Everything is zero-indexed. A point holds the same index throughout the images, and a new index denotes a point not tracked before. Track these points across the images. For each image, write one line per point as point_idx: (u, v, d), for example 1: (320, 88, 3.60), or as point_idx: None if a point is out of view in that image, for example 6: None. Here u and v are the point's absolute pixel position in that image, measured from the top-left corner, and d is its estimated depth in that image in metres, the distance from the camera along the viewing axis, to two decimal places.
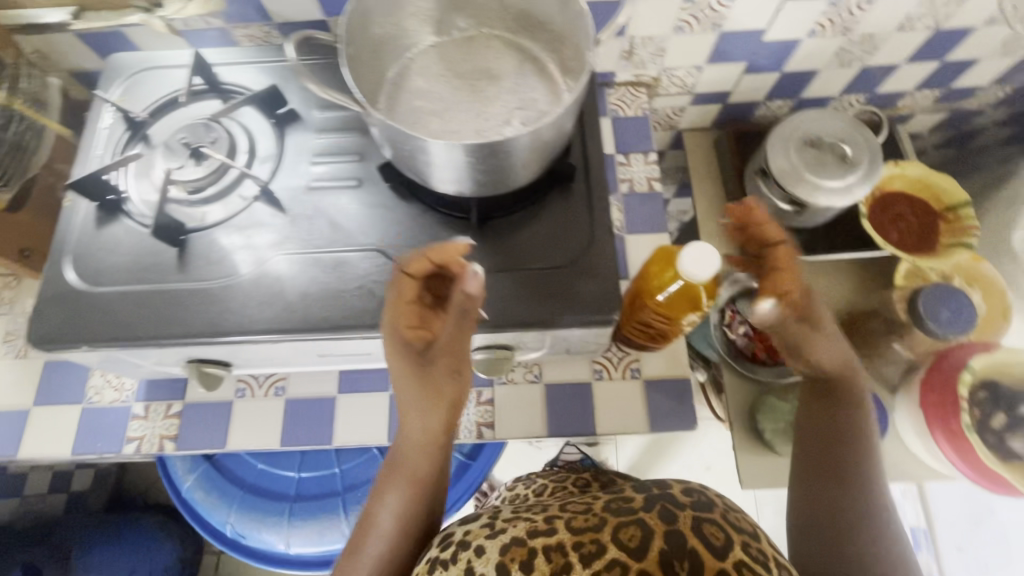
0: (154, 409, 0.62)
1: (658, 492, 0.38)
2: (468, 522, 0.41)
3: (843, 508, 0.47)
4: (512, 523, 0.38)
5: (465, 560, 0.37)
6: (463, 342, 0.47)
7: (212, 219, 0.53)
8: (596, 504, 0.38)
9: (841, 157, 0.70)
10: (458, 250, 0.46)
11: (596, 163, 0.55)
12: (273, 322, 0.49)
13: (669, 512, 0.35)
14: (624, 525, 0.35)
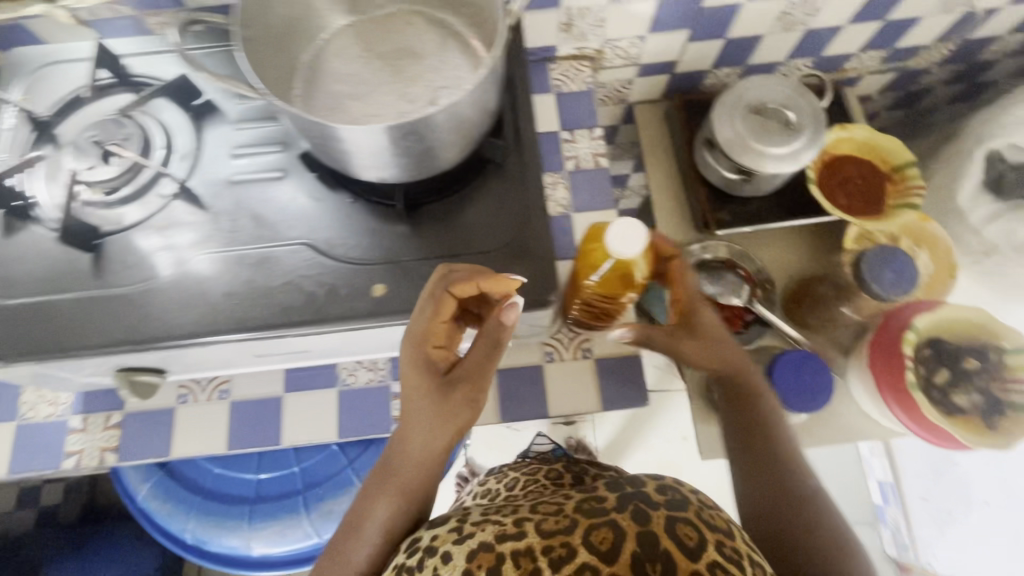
0: (92, 421, 0.60)
1: (632, 492, 0.40)
2: (435, 526, 0.42)
3: (793, 499, 0.49)
4: (479, 528, 0.39)
5: (432, 567, 0.38)
6: (485, 373, 0.46)
7: (129, 220, 0.51)
8: (566, 507, 0.40)
9: (784, 123, 0.69)
10: (507, 286, 0.47)
11: (529, 142, 0.53)
12: (197, 325, 0.47)
13: (641, 513, 0.38)
14: (595, 528, 0.37)
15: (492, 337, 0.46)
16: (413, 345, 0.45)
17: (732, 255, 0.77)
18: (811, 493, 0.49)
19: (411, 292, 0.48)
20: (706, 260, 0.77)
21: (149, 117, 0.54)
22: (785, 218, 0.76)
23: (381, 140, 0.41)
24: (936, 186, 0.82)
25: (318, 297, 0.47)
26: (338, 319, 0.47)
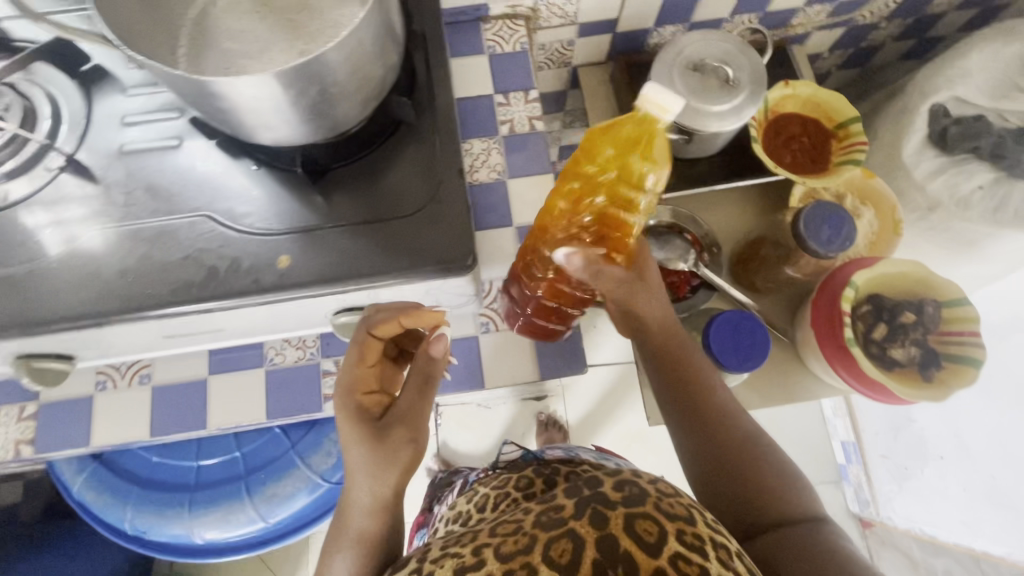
0: (5, 413, 0.57)
1: (589, 494, 0.38)
2: (397, 569, 0.41)
3: (752, 477, 0.51)
4: (438, 565, 0.38)
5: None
6: (420, 410, 0.48)
7: (14, 196, 0.47)
8: (524, 522, 0.38)
9: (724, 78, 0.67)
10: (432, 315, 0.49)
11: (444, 100, 0.50)
12: (91, 304, 0.44)
13: (599, 515, 0.36)
14: (553, 542, 0.36)
15: (424, 373, 0.49)
16: (344, 396, 0.48)
17: (677, 219, 0.76)
18: (773, 466, 0.51)
19: (320, 261, 0.45)
20: (652, 226, 0.75)
21: (32, 86, 0.50)
22: (729, 178, 0.75)
23: (265, 96, 0.38)
24: (884, 142, 0.81)
25: (219, 270, 0.45)
26: (241, 293, 0.44)
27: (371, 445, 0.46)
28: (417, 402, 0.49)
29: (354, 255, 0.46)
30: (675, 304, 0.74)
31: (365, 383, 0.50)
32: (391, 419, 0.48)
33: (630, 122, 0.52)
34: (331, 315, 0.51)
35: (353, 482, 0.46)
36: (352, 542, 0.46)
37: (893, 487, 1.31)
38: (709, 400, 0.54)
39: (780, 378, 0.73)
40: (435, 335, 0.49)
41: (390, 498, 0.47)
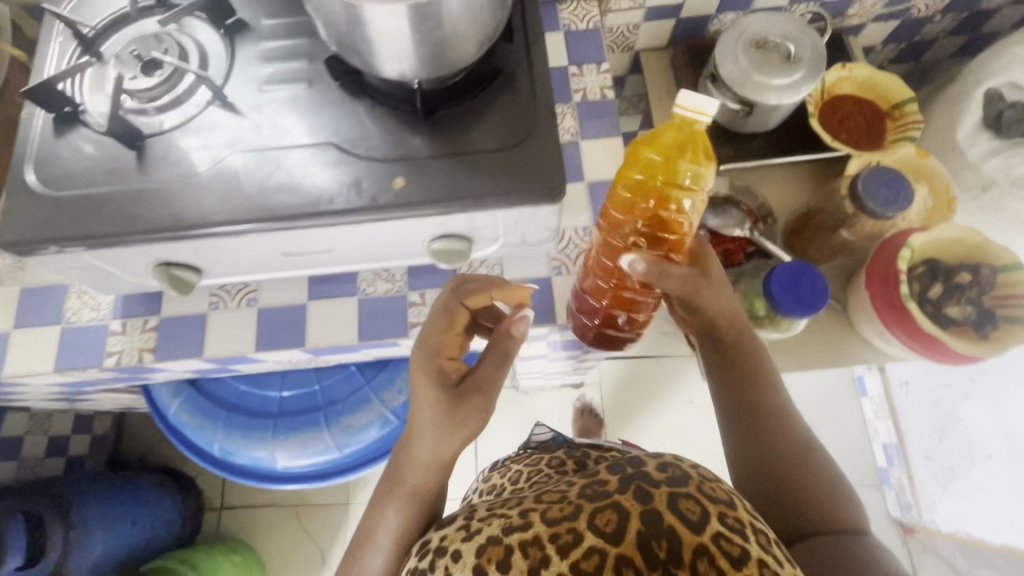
0: (131, 325, 0.65)
1: (634, 472, 0.41)
2: (444, 527, 0.46)
3: (803, 483, 0.54)
4: (485, 524, 0.42)
5: (443, 566, 0.41)
6: (492, 384, 0.57)
7: (168, 125, 0.55)
8: (569, 493, 0.41)
9: (786, 55, 0.71)
10: (525, 292, 0.61)
11: (540, 54, 0.56)
12: (231, 213, 0.51)
13: (643, 491, 0.38)
14: (598, 512, 0.38)
15: (502, 348, 0.59)
16: (429, 356, 0.57)
17: (733, 191, 0.80)
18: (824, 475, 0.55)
19: (429, 184, 0.52)
20: (709, 196, 0.79)
21: (185, 35, 0.58)
22: (786, 152, 0.78)
23: (400, 26, 0.44)
24: (938, 126, 0.83)
25: (343, 188, 0.52)
26: (361, 208, 0.51)
27: (446, 405, 0.54)
28: (492, 374, 0.57)
29: (459, 179, 0.52)
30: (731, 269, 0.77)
31: (449, 350, 0.58)
32: (468, 385, 0.56)
33: (671, 131, 0.55)
34: (427, 242, 0.57)
35: (423, 441, 0.55)
36: (404, 496, 0.55)
37: (936, 489, 1.30)
38: (758, 397, 0.59)
39: (833, 342, 0.75)
40: (517, 317, 0.58)
41: (449, 461, 0.56)
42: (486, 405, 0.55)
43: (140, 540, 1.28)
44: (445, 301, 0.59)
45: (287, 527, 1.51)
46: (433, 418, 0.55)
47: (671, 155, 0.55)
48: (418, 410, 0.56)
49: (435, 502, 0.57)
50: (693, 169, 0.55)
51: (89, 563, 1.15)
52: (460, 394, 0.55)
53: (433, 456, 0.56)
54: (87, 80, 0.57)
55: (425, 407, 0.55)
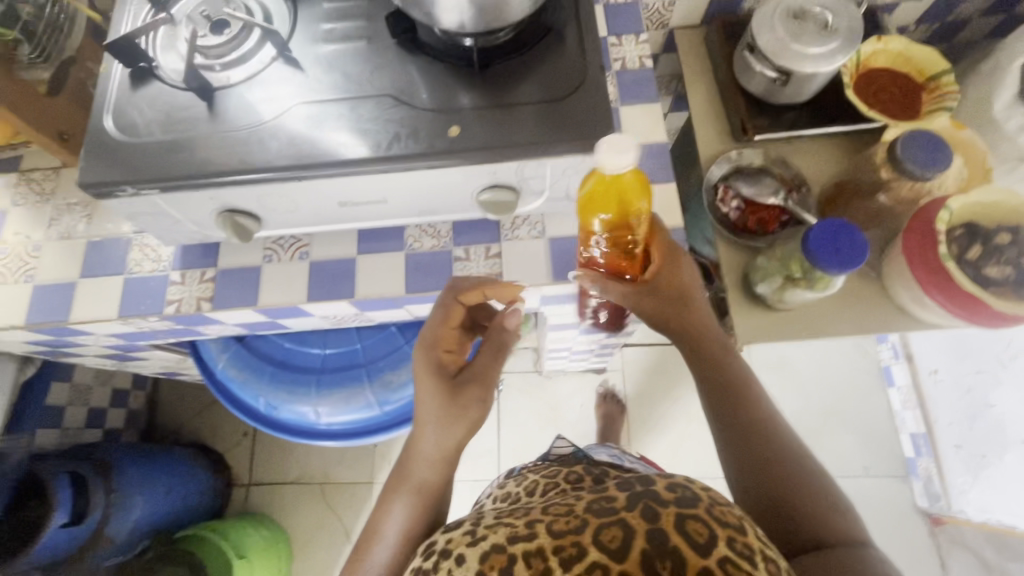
0: (190, 276, 0.68)
1: (642, 491, 0.41)
2: (449, 530, 0.45)
3: (799, 500, 0.55)
4: (492, 531, 0.41)
5: (446, 569, 0.41)
6: (491, 373, 0.62)
7: (235, 79, 0.58)
8: (575, 508, 0.42)
9: (824, 24, 0.72)
10: (515, 290, 0.64)
11: (588, 14, 0.59)
12: (294, 159, 0.54)
13: (651, 510, 0.39)
14: (604, 527, 0.38)
15: (498, 341, 0.64)
16: (428, 348, 0.62)
17: (767, 161, 0.82)
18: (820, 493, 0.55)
19: (483, 132, 0.54)
20: (743, 167, 0.82)
21: None
22: (821, 122, 0.79)
23: None
24: (973, 101, 0.84)
25: (401, 136, 0.54)
26: (418, 154, 0.54)
27: (445, 394, 0.59)
28: (488, 366, 0.62)
29: (512, 128, 0.54)
30: (764, 237, 0.79)
31: (446, 343, 0.63)
32: (464, 373, 0.61)
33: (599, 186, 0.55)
34: (476, 193, 0.60)
35: (427, 432, 0.59)
36: (409, 490, 0.59)
37: (967, 478, 1.27)
38: (753, 414, 0.60)
39: (868, 309, 0.75)
40: (511, 311, 0.66)
41: (451, 453, 0.60)
42: (485, 390, 0.61)
43: (174, 508, 1.31)
44: (441, 299, 0.62)
45: (311, 505, 1.52)
46: (432, 408, 0.59)
47: (603, 202, 0.56)
48: (420, 400, 0.61)
49: (440, 499, 0.60)
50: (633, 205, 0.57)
51: (128, 524, 1.20)
52: (457, 382, 0.60)
53: (437, 448, 0.59)
54: (159, 38, 0.60)
55: (426, 398, 0.60)
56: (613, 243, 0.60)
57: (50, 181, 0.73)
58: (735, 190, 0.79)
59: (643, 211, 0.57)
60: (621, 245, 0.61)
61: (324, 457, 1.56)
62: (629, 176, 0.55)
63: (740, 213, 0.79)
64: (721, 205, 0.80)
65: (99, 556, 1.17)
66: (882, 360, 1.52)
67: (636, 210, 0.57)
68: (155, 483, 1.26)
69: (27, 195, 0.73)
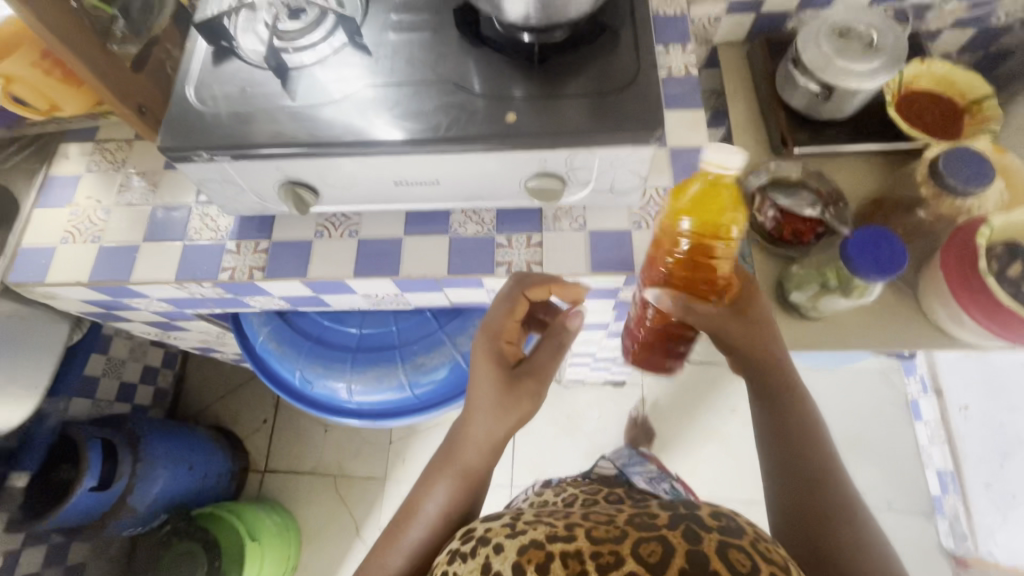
0: (245, 245, 0.71)
1: (685, 515, 0.47)
2: (488, 521, 0.52)
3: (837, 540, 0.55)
4: (532, 527, 0.48)
5: (485, 555, 0.47)
6: (547, 370, 0.65)
7: (308, 61, 0.62)
8: (615, 519, 0.48)
9: (868, 43, 0.74)
10: (580, 291, 0.65)
11: (642, 17, 0.62)
12: (357, 135, 0.57)
13: (692, 532, 0.44)
14: (643, 541, 0.43)
15: (557, 340, 0.67)
16: (488, 336, 0.65)
17: (806, 174, 0.82)
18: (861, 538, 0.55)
19: (537, 122, 0.57)
20: (780, 179, 0.82)
21: None
22: (862, 139, 0.80)
23: None
24: None
25: (459, 120, 0.58)
26: (475, 137, 0.57)
27: (500, 384, 0.62)
28: (546, 364, 0.65)
29: (563, 119, 0.57)
30: (798, 248, 0.80)
31: (507, 334, 0.65)
32: (523, 366, 0.64)
33: (698, 183, 0.61)
34: (525, 180, 0.62)
35: (478, 419, 0.62)
36: (453, 477, 0.62)
37: (996, 518, 1.23)
38: (805, 449, 0.61)
39: (902, 325, 0.75)
40: (575, 312, 0.69)
41: (496, 444, 0.63)
42: (538, 389, 0.64)
43: (194, 486, 1.34)
44: (507, 291, 0.64)
45: (324, 497, 1.53)
46: (487, 397, 0.62)
47: (704, 208, 0.60)
48: (477, 386, 0.64)
49: (479, 490, 0.64)
50: (726, 216, 0.60)
51: (149, 497, 1.22)
52: (513, 373, 0.63)
53: (486, 435, 0.62)
54: (240, 20, 0.65)
55: (482, 386, 0.63)
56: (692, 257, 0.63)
57: (123, 151, 0.79)
58: (771, 200, 0.80)
59: (731, 223, 0.61)
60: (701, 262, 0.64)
61: (340, 450, 1.57)
62: (728, 184, 0.60)
63: (776, 223, 0.80)
64: (758, 215, 0.81)
65: (121, 526, 1.20)
66: (909, 394, 1.48)
67: (726, 222, 0.61)
68: (178, 460, 1.29)
69: (100, 162, 0.78)
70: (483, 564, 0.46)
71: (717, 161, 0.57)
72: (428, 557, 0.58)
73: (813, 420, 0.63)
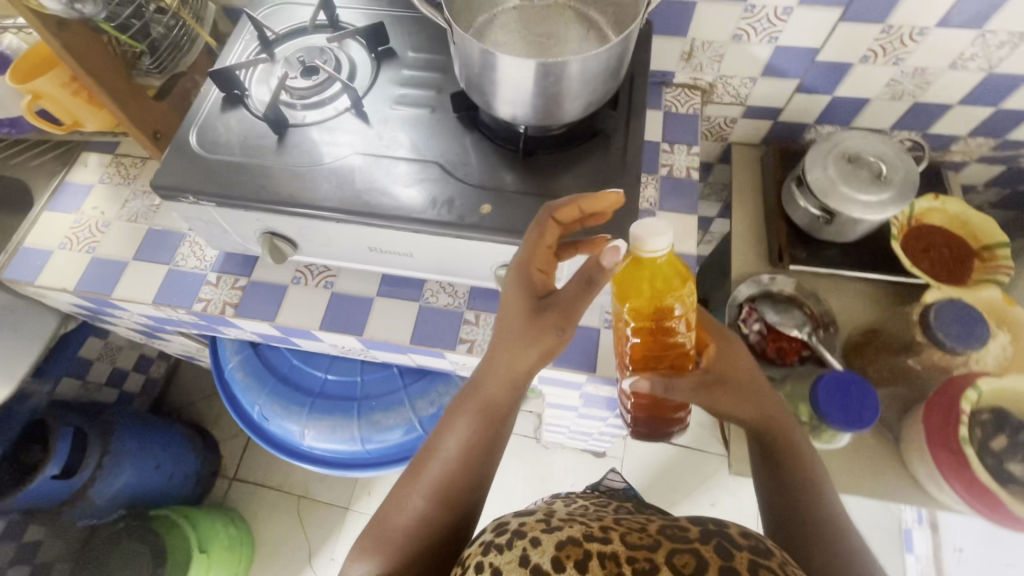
0: (224, 280, 0.73)
1: (715, 529, 0.43)
2: (522, 516, 0.47)
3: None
4: (568, 525, 0.44)
5: (520, 548, 0.42)
6: (580, 305, 0.51)
7: (309, 120, 0.64)
8: (649, 528, 0.44)
9: (877, 175, 0.72)
10: (609, 202, 0.52)
11: (637, 125, 0.62)
12: (339, 202, 0.58)
13: (725, 548, 0.40)
14: (679, 552, 0.40)
15: (586, 276, 0.50)
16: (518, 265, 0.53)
17: (799, 292, 0.80)
18: None
19: (511, 216, 0.57)
20: (773, 293, 0.80)
21: (343, 53, 0.69)
22: (863, 268, 0.77)
23: (525, 77, 0.51)
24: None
25: (437, 202, 0.58)
26: (447, 224, 0.57)
27: (523, 314, 0.52)
28: (578, 296, 0.51)
29: (536, 220, 0.57)
30: (781, 368, 0.76)
31: (540, 261, 0.53)
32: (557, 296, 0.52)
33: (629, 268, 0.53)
34: (495, 267, 0.63)
35: (503, 349, 0.53)
36: (473, 413, 0.55)
37: None
38: (811, 492, 0.55)
39: (876, 469, 0.71)
40: (610, 247, 0.48)
41: (521, 376, 0.55)
42: (562, 324, 0.51)
43: (160, 485, 1.35)
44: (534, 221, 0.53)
45: (285, 516, 1.52)
46: (509, 329, 0.53)
47: (636, 285, 0.54)
48: (502, 312, 0.54)
49: (502, 424, 0.56)
50: (672, 294, 0.54)
51: (110, 490, 1.23)
52: (540, 304, 0.52)
53: (509, 369, 0.54)
54: (257, 73, 0.68)
55: (507, 316, 0.53)
56: (648, 335, 0.58)
57: (136, 168, 0.83)
58: (759, 313, 0.78)
59: (679, 304, 0.55)
60: (659, 335, 0.58)
61: (309, 471, 1.56)
62: (663, 260, 0.53)
63: (761, 337, 0.77)
64: (744, 326, 0.79)
65: (75, 515, 1.22)
66: (903, 522, 1.38)
67: (672, 303, 0.55)
68: (148, 455, 1.30)
69: (113, 175, 0.82)
70: (518, 557, 0.42)
71: (643, 243, 0.49)
72: (449, 494, 0.52)
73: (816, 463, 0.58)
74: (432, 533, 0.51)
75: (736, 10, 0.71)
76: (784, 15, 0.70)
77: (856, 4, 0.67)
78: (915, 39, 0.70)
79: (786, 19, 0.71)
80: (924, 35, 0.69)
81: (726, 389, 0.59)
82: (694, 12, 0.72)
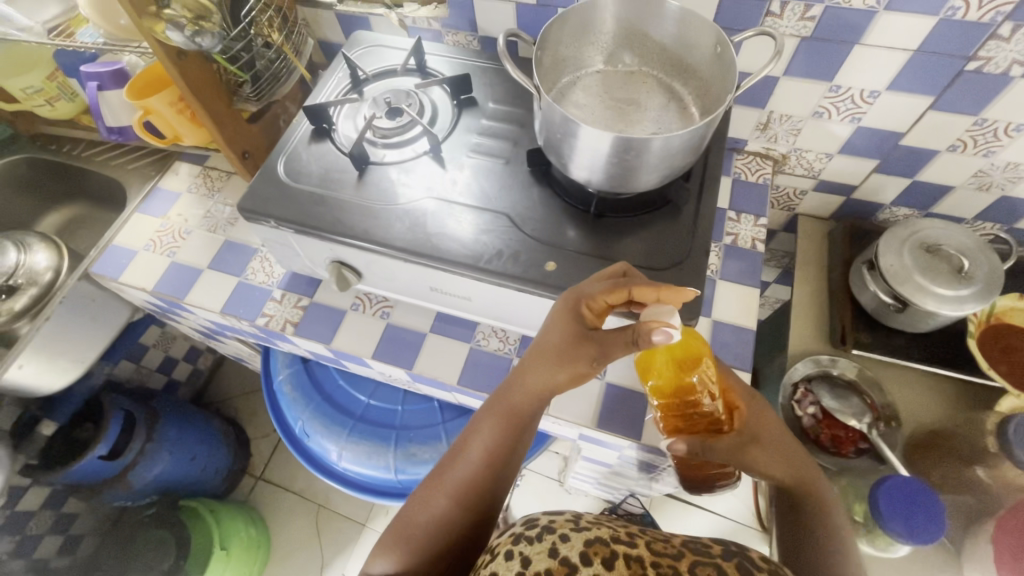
0: (288, 298, 0.76)
1: (737, 551, 0.44)
2: (552, 514, 0.47)
3: None
4: (596, 526, 0.45)
5: (550, 541, 0.43)
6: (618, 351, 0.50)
7: (389, 159, 0.67)
8: (672, 539, 0.45)
9: (956, 269, 0.68)
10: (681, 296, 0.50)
11: (708, 198, 0.62)
12: (408, 242, 0.60)
13: (746, 567, 0.41)
14: (701, 564, 0.41)
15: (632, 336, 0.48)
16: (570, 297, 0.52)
17: (860, 378, 0.76)
18: None
19: (574, 276, 0.58)
20: (831, 376, 0.77)
21: (427, 99, 0.72)
22: (933, 362, 0.73)
23: (603, 146, 0.52)
24: None
25: (502, 254, 0.59)
26: (511, 276, 0.58)
27: (563, 342, 0.51)
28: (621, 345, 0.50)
29: None
30: (834, 457, 0.73)
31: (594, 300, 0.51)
32: (600, 335, 0.51)
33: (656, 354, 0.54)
34: None
35: (538, 367, 0.53)
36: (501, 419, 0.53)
37: None
38: (827, 526, 0.52)
39: None
40: (662, 325, 0.46)
41: (553, 391, 0.54)
42: (596, 359, 0.51)
43: (193, 477, 1.39)
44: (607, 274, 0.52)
45: (302, 523, 1.53)
46: (548, 349, 0.52)
47: (652, 365, 0.55)
48: (543, 332, 0.53)
49: (527, 433, 0.55)
50: (691, 372, 0.54)
51: (147, 477, 1.27)
52: (582, 337, 0.51)
53: (541, 386, 0.53)
54: (345, 109, 0.72)
55: (547, 337, 0.53)
56: (675, 409, 0.57)
57: (221, 181, 0.88)
58: (814, 396, 0.76)
59: (699, 378, 0.55)
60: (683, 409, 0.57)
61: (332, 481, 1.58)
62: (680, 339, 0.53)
63: (814, 421, 0.75)
64: (797, 407, 0.76)
65: (114, 495, 1.25)
66: None
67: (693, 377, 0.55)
68: (185, 446, 1.34)
69: (200, 186, 0.88)
70: (547, 550, 0.42)
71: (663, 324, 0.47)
72: (473, 498, 0.50)
73: (841, 509, 0.54)
74: (456, 532, 0.49)
75: (820, 89, 0.70)
76: (870, 97, 0.69)
77: (949, 94, 0.65)
78: (1011, 134, 0.67)
79: (872, 102, 0.69)
80: (1022, 130, 0.66)
81: (757, 448, 0.56)
82: (774, 87, 0.72)
